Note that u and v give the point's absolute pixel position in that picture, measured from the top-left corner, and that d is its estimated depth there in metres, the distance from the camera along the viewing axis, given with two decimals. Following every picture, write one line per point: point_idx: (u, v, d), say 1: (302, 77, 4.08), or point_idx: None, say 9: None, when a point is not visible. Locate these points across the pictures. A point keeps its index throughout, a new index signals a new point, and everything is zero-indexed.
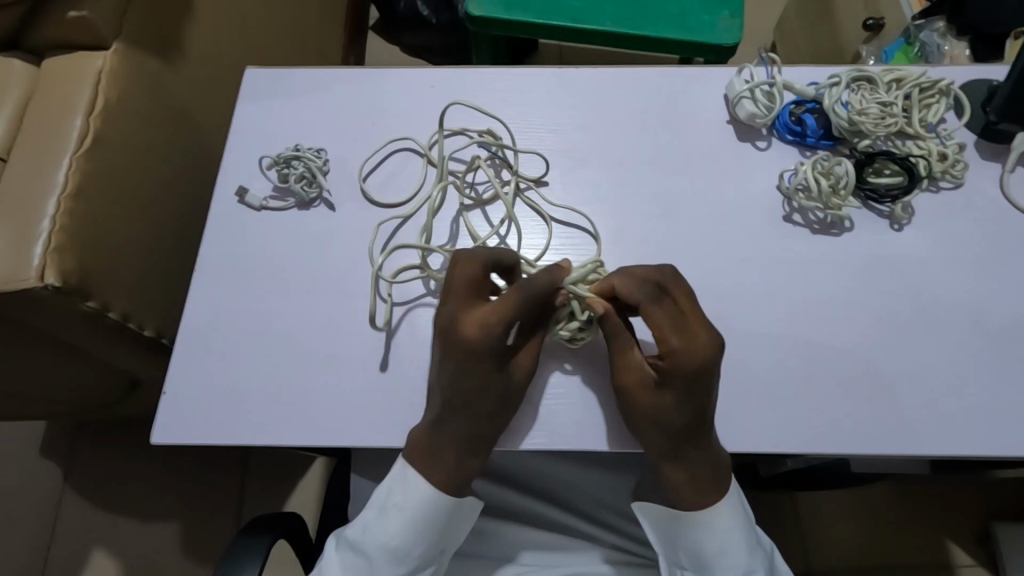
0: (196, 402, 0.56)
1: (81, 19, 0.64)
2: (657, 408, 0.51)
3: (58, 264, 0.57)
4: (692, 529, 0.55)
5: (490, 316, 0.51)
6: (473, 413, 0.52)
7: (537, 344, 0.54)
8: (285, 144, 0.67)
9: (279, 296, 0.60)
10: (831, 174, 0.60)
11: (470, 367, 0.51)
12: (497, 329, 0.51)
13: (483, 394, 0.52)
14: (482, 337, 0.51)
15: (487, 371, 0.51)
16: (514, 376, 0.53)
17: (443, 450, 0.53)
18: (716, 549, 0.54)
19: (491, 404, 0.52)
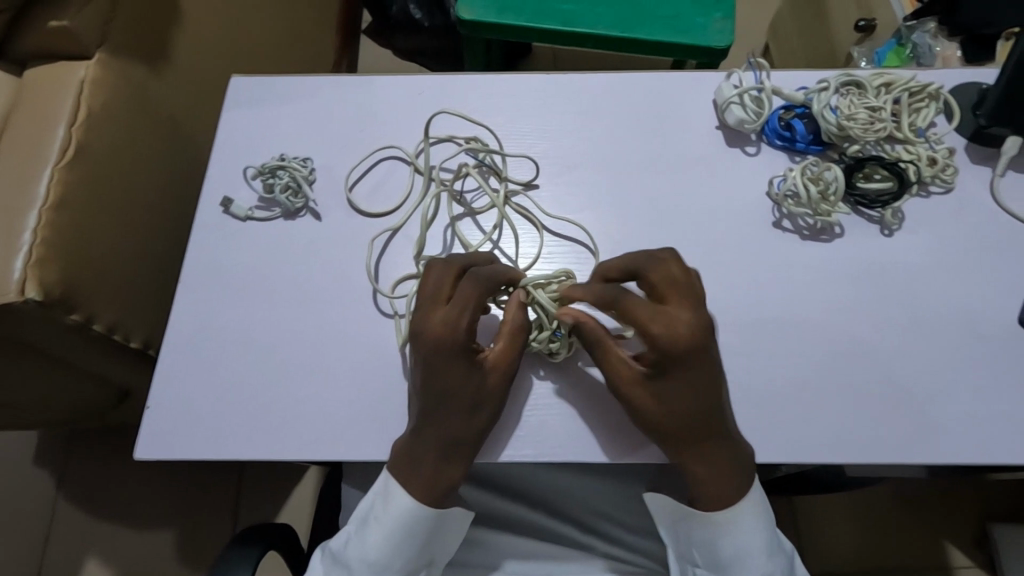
0: (181, 415, 0.56)
1: (63, 29, 0.63)
2: (653, 397, 0.50)
3: (40, 278, 0.56)
4: (704, 533, 0.53)
5: (452, 315, 0.50)
6: (446, 417, 0.51)
7: (511, 350, 0.53)
8: (272, 152, 0.66)
9: (265, 307, 0.59)
10: (820, 180, 0.59)
11: (438, 367, 0.50)
12: (464, 326, 0.50)
13: (456, 395, 0.51)
14: (446, 336, 0.50)
15: (457, 372, 0.50)
16: (488, 376, 0.51)
17: (422, 461, 0.52)
18: (732, 552, 0.52)
19: (466, 406, 0.51)
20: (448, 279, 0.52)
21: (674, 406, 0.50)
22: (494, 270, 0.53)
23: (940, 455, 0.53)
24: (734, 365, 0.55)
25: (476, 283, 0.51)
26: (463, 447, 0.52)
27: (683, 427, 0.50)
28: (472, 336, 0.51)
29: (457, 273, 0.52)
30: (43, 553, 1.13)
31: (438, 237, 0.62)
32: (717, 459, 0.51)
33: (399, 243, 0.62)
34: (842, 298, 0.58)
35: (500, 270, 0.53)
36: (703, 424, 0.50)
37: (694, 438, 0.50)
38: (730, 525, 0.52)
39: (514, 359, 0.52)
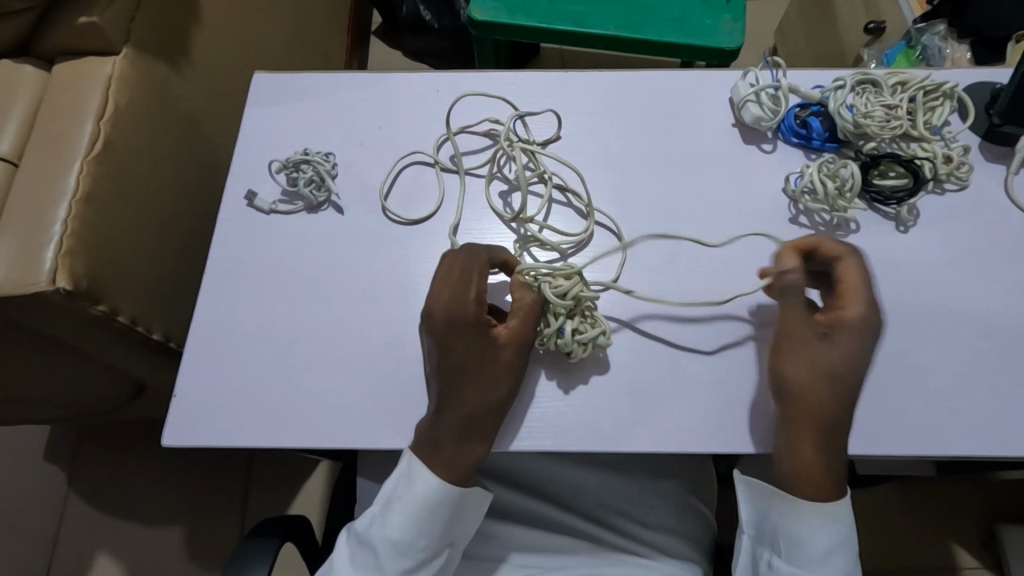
0: (206, 403, 0.56)
1: (91, 25, 0.64)
2: (784, 367, 0.53)
3: (69, 268, 0.57)
4: (804, 521, 0.52)
5: (462, 292, 0.52)
6: (465, 396, 0.52)
7: (522, 328, 0.53)
8: (294, 148, 0.67)
9: (289, 299, 0.60)
10: (837, 177, 0.60)
11: (455, 345, 0.52)
12: (472, 300, 0.52)
13: (471, 368, 0.52)
14: (458, 312, 0.52)
15: (473, 347, 0.52)
16: (502, 352, 0.52)
17: (442, 442, 0.52)
18: (822, 548, 0.52)
19: (482, 381, 0.52)
20: (455, 259, 0.54)
21: (828, 387, 0.51)
22: (495, 249, 0.55)
23: (956, 447, 0.53)
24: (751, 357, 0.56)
25: (483, 258, 0.53)
26: (481, 425, 0.52)
27: (823, 414, 0.50)
28: (482, 310, 0.52)
29: (465, 252, 0.54)
30: (56, 547, 1.14)
31: (459, 232, 0.63)
32: (831, 450, 0.51)
33: (419, 236, 0.63)
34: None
35: (502, 249, 0.56)
36: (835, 414, 0.51)
37: (828, 431, 0.51)
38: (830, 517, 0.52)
39: (529, 334, 0.53)
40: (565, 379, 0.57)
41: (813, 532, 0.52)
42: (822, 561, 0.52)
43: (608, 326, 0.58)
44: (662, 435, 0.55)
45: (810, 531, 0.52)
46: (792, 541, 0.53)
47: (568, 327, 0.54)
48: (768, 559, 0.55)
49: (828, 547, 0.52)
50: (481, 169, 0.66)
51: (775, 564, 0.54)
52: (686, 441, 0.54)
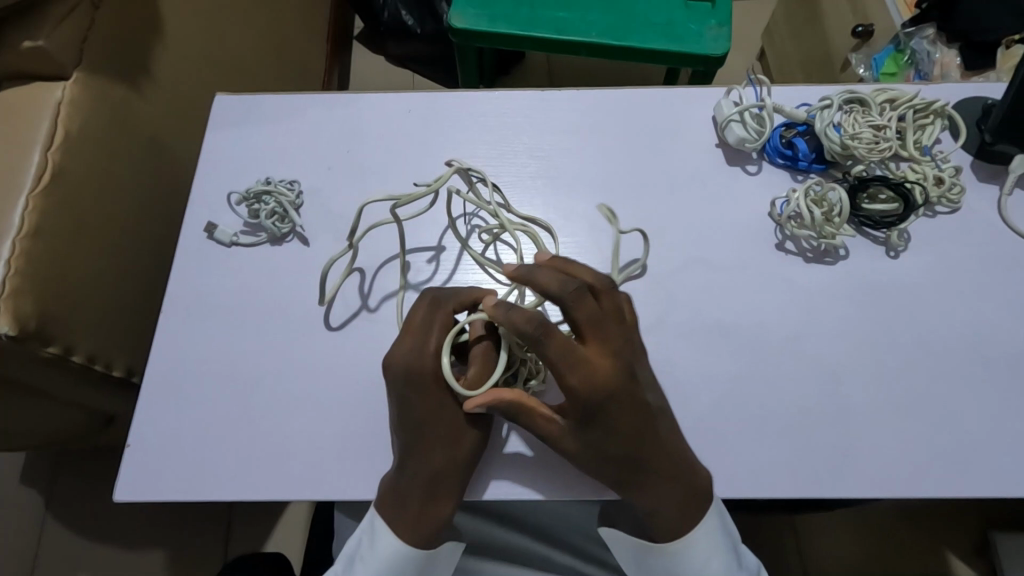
0: (163, 452, 0.53)
1: (36, 49, 0.60)
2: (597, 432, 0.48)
3: (14, 311, 0.53)
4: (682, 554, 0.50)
5: (422, 346, 0.49)
6: (428, 453, 0.49)
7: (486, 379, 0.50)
8: (257, 175, 0.64)
9: (251, 338, 0.57)
10: (823, 201, 0.57)
11: (414, 399, 0.49)
12: (431, 351, 0.49)
13: (433, 428, 0.49)
14: (416, 366, 0.48)
15: (435, 401, 0.49)
16: (464, 409, 0.50)
17: (406, 499, 0.49)
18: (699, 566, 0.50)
19: (446, 435, 0.49)
20: (419, 310, 0.50)
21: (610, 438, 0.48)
22: (458, 295, 0.52)
23: (948, 488, 0.51)
24: (736, 393, 0.54)
25: (447, 311, 0.50)
26: (447, 486, 0.50)
27: (604, 464, 0.49)
28: (442, 365, 0.50)
29: (428, 301, 0.51)
30: None
31: (425, 264, 0.60)
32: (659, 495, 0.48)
33: (390, 265, 0.60)
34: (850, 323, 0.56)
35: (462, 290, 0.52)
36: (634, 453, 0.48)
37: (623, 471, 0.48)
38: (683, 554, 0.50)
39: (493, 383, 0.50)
40: (516, 418, 0.55)
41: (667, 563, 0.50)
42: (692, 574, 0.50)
43: None
44: None
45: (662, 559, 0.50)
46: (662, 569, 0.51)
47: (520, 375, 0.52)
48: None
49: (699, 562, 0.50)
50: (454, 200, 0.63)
51: None
52: None
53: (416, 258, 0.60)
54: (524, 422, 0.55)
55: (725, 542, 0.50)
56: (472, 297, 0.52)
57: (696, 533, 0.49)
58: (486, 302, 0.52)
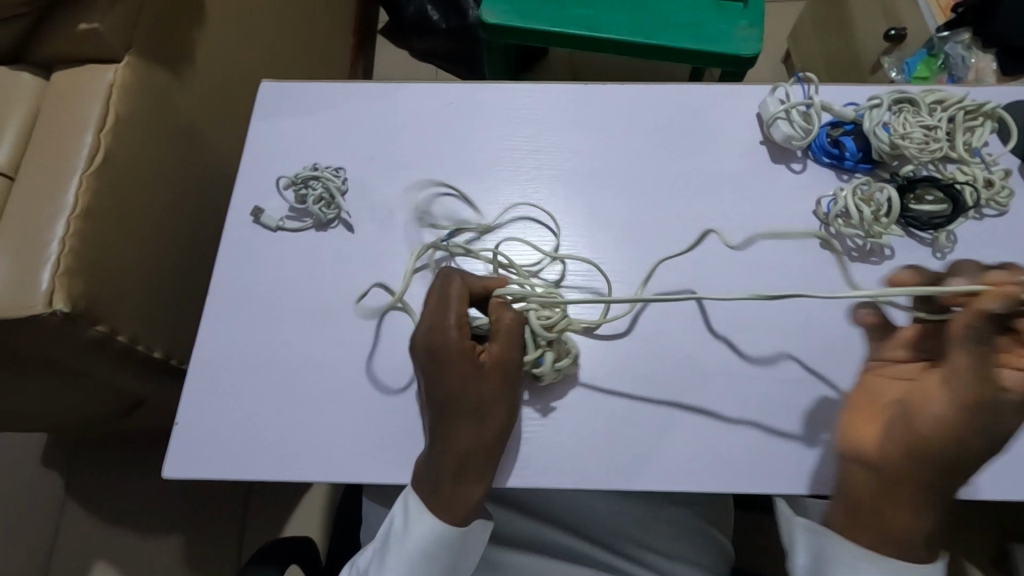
0: (210, 433, 0.54)
1: (91, 32, 0.61)
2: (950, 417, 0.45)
3: (66, 289, 0.54)
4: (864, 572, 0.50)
5: (439, 322, 0.50)
6: (451, 430, 0.49)
7: (504, 355, 0.50)
8: (301, 163, 0.64)
9: (295, 323, 0.58)
10: (871, 201, 0.57)
11: (433, 374, 0.50)
12: (449, 328, 0.50)
13: (458, 402, 0.49)
14: (435, 342, 0.50)
15: (455, 378, 0.50)
16: (489, 384, 0.50)
17: (439, 481, 0.50)
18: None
19: (470, 414, 0.49)
20: (434, 287, 0.53)
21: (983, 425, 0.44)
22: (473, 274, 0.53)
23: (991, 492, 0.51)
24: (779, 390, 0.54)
25: (460, 284, 0.52)
26: (478, 463, 0.50)
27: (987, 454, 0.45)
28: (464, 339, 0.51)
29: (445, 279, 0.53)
30: None
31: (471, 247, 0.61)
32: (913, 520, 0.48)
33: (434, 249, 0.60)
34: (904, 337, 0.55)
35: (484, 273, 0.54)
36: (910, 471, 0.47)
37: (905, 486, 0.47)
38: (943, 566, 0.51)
39: (514, 360, 0.51)
40: (545, 403, 0.55)
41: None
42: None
43: (626, 353, 0.56)
44: (683, 472, 0.52)
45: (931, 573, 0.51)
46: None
47: (547, 357, 0.53)
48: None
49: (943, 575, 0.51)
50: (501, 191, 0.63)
51: None
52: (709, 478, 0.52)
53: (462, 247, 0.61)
54: (552, 408, 0.55)
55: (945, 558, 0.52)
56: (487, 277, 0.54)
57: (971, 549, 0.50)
58: (496, 290, 0.53)
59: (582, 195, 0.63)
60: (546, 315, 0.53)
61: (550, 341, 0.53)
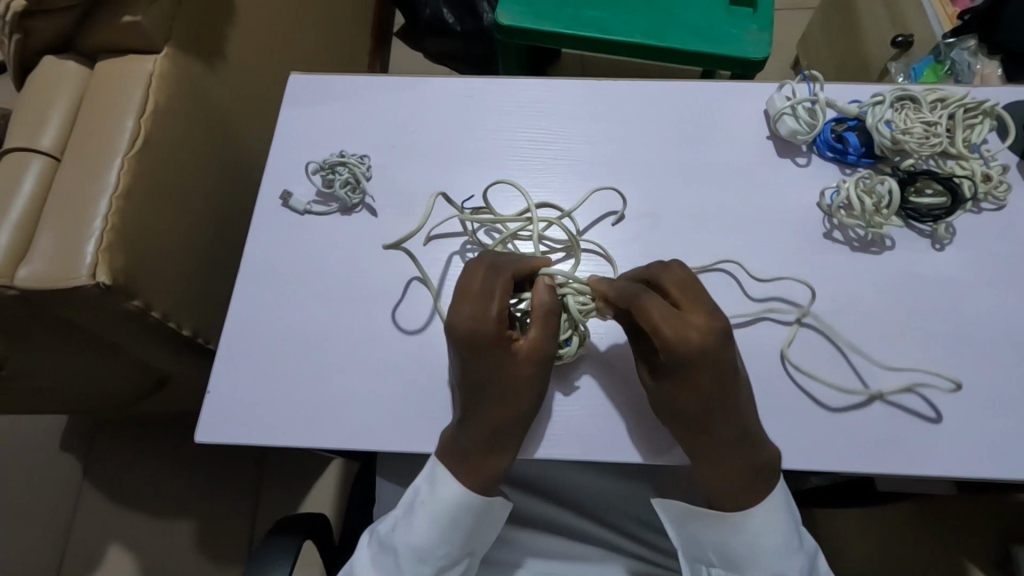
0: (240, 401, 0.58)
1: (135, 23, 0.64)
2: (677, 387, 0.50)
3: (108, 263, 0.58)
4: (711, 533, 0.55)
5: (484, 312, 0.52)
6: (484, 411, 0.52)
7: (541, 347, 0.52)
8: (327, 150, 0.68)
9: (321, 300, 0.61)
10: (873, 192, 0.60)
11: (472, 360, 0.52)
12: (492, 317, 0.52)
13: (493, 386, 0.52)
14: (478, 331, 0.51)
15: (491, 364, 0.52)
16: (523, 369, 0.52)
17: (466, 451, 0.53)
18: (745, 550, 0.54)
19: (503, 397, 0.52)
20: (477, 274, 0.53)
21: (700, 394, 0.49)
22: (516, 261, 0.54)
23: (982, 471, 0.53)
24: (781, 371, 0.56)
25: (507, 275, 0.53)
26: (505, 439, 0.53)
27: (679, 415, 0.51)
28: (500, 327, 0.52)
29: (486, 266, 0.54)
30: (68, 537, 1.14)
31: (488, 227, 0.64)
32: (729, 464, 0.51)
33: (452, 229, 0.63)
34: (903, 336, 0.57)
35: (524, 259, 0.55)
36: (701, 418, 0.50)
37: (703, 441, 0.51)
38: (751, 528, 0.53)
39: (548, 349, 0.53)
40: (566, 384, 0.57)
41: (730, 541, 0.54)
42: (749, 561, 0.54)
43: None
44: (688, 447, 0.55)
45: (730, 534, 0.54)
46: (719, 549, 0.55)
47: (574, 340, 0.55)
48: (708, 568, 0.57)
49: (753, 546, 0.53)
50: (518, 179, 0.66)
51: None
52: None
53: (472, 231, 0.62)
54: (575, 388, 0.57)
55: (791, 521, 0.54)
56: (527, 262, 0.55)
57: (759, 510, 0.53)
58: (544, 269, 0.55)
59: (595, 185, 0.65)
60: (584, 302, 0.55)
61: (577, 325, 0.55)
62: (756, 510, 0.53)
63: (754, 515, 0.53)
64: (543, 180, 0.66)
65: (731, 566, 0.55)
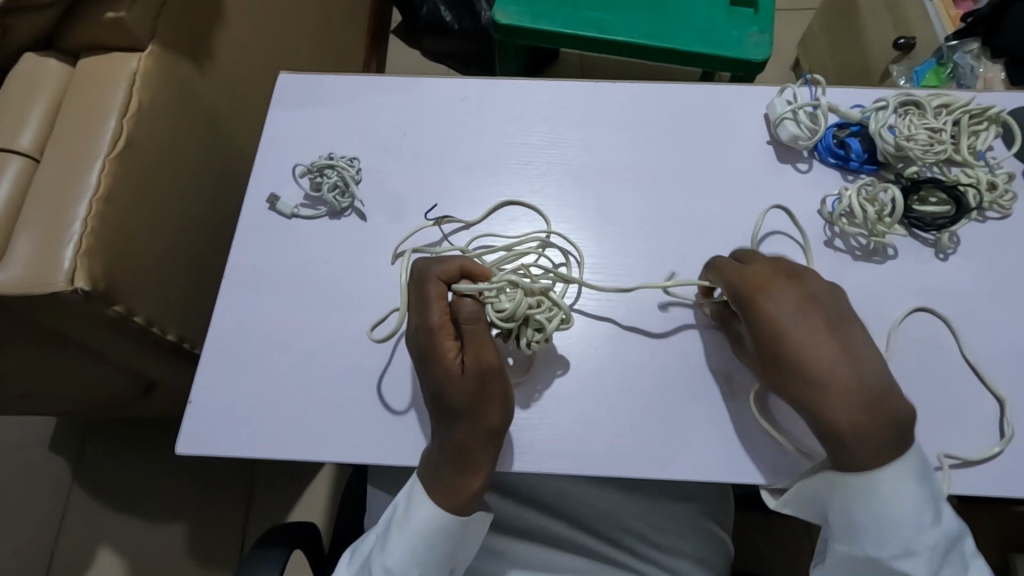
0: (223, 412, 0.56)
1: (117, 21, 0.62)
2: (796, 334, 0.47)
3: (86, 268, 0.56)
4: (849, 502, 0.48)
5: (424, 324, 0.51)
6: (447, 426, 0.51)
7: (478, 361, 0.49)
8: (317, 151, 0.66)
9: (308, 308, 0.59)
10: (876, 200, 0.58)
11: (422, 369, 0.51)
12: (428, 328, 0.50)
13: (449, 402, 0.50)
14: (421, 340, 0.51)
15: (435, 376, 0.50)
16: (466, 383, 0.49)
17: (441, 467, 0.51)
18: (871, 521, 0.48)
19: (458, 413, 0.50)
20: (415, 283, 0.53)
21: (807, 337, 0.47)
22: (452, 266, 0.52)
23: (984, 488, 0.52)
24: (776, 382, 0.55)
25: (436, 283, 0.51)
26: (472, 453, 0.51)
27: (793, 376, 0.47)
28: (443, 334, 0.51)
29: (420, 275, 0.53)
30: (56, 539, 1.13)
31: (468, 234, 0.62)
32: (846, 393, 0.45)
33: (433, 235, 0.62)
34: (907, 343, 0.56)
35: (462, 262, 0.52)
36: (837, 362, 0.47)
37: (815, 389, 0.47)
38: (879, 491, 0.47)
39: (488, 363, 0.50)
40: (525, 396, 0.56)
41: (864, 513, 0.48)
42: (875, 535, 0.48)
43: (634, 342, 0.58)
44: (683, 463, 0.53)
45: (854, 501, 0.48)
46: (843, 518, 0.49)
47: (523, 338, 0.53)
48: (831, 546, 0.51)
49: (880, 517, 0.47)
50: (512, 184, 0.64)
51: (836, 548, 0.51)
52: (710, 466, 0.53)
53: (447, 240, 0.62)
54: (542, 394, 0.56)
55: (919, 493, 0.47)
56: (445, 265, 0.52)
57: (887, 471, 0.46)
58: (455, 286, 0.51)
59: (590, 188, 0.64)
60: (501, 306, 0.51)
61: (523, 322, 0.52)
62: (884, 471, 0.47)
63: (888, 480, 0.47)
64: (537, 185, 0.64)
65: (853, 540, 0.49)
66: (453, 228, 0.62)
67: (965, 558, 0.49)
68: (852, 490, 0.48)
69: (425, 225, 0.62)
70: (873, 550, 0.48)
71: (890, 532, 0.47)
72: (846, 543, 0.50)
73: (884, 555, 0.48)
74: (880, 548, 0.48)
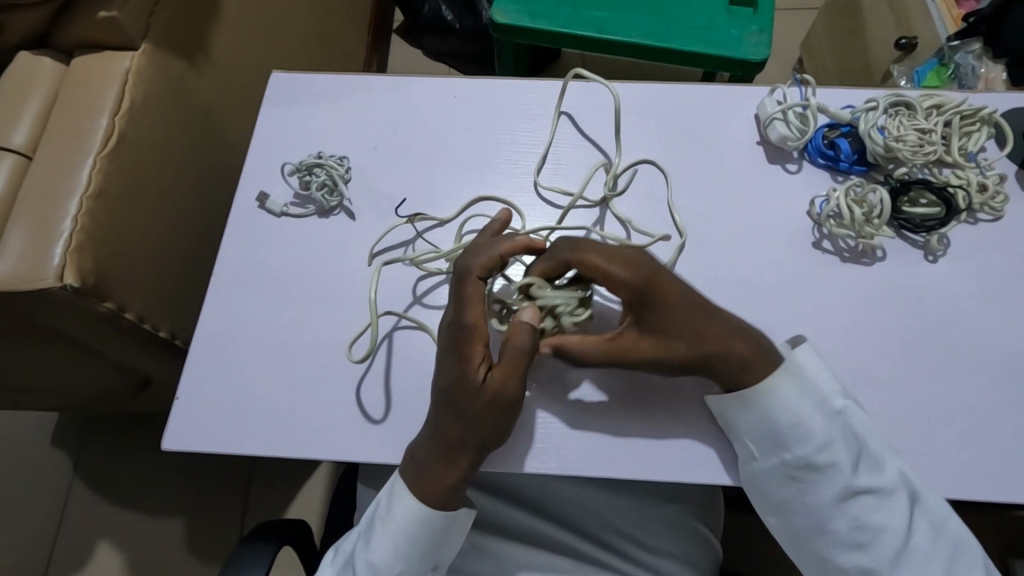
0: (209, 410, 0.56)
1: (109, 19, 0.63)
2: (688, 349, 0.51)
3: (76, 265, 0.57)
4: (762, 407, 0.51)
5: (458, 323, 0.51)
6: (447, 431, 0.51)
7: (509, 380, 0.49)
8: (308, 150, 0.66)
9: (294, 305, 0.60)
10: (864, 202, 0.58)
11: (443, 369, 0.51)
12: (458, 327, 0.51)
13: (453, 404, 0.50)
14: (451, 337, 0.51)
15: (455, 380, 0.50)
16: (482, 395, 0.50)
17: (424, 463, 0.52)
18: (788, 422, 0.51)
19: (463, 419, 0.50)
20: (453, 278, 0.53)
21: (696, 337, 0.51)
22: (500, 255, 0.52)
23: (972, 493, 0.51)
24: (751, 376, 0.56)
25: (474, 279, 0.51)
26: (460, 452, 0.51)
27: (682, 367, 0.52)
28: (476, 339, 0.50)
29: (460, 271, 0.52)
30: (56, 533, 1.14)
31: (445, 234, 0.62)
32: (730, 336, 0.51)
33: (406, 236, 0.62)
34: (894, 348, 0.55)
35: (519, 244, 0.53)
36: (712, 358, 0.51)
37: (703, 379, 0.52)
38: (784, 399, 0.51)
39: (512, 387, 0.50)
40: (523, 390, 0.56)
41: (781, 416, 0.51)
42: (792, 434, 0.51)
43: None
44: (667, 462, 0.53)
45: (761, 405, 0.51)
46: (764, 432, 0.52)
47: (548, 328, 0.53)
48: (752, 464, 0.53)
49: (795, 415, 0.51)
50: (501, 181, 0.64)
51: (760, 465, 0.52)
52: (692, 467, 0.53)
53: (421, 236, 0.62)
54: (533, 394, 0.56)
55: (830, 390, 0.51)
56: (514, 240, 0.53)
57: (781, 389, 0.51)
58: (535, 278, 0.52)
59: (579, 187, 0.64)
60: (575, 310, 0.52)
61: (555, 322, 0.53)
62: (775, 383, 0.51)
63: (777, 380, 0.51)
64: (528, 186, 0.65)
65: (777, 448, 0.52)
66: (430, 228, 0.62)
67: (880, 448, 0.50)
68: (754, 399, 0.51)
69: (400, 225, 0.62)
70: (792, 450, 0.51)
71: (807, 430, 0.51)
72: (770, 456, 0.52)
73: (804, 454, 0.51)
74: (800, 447, 0.51)
